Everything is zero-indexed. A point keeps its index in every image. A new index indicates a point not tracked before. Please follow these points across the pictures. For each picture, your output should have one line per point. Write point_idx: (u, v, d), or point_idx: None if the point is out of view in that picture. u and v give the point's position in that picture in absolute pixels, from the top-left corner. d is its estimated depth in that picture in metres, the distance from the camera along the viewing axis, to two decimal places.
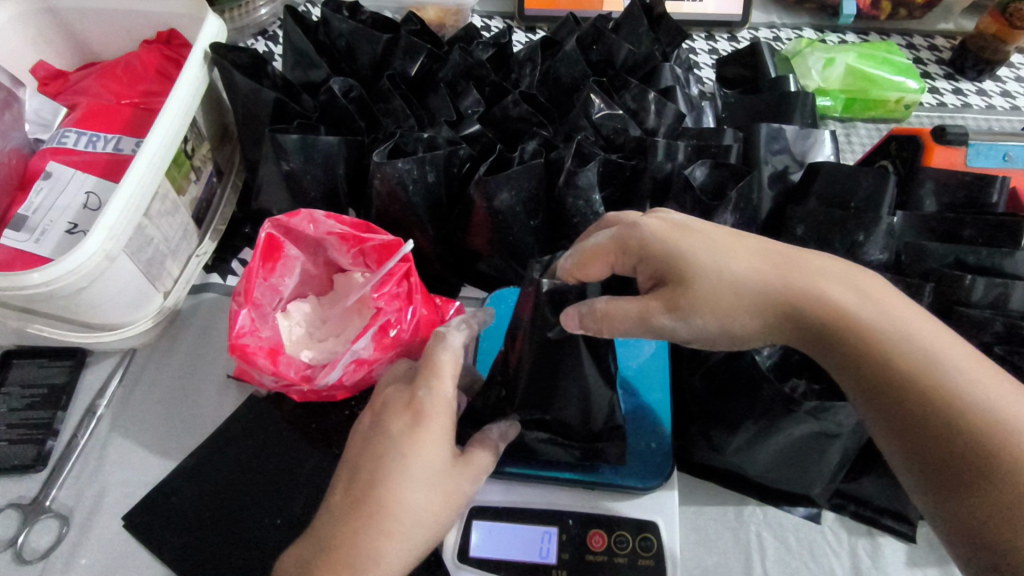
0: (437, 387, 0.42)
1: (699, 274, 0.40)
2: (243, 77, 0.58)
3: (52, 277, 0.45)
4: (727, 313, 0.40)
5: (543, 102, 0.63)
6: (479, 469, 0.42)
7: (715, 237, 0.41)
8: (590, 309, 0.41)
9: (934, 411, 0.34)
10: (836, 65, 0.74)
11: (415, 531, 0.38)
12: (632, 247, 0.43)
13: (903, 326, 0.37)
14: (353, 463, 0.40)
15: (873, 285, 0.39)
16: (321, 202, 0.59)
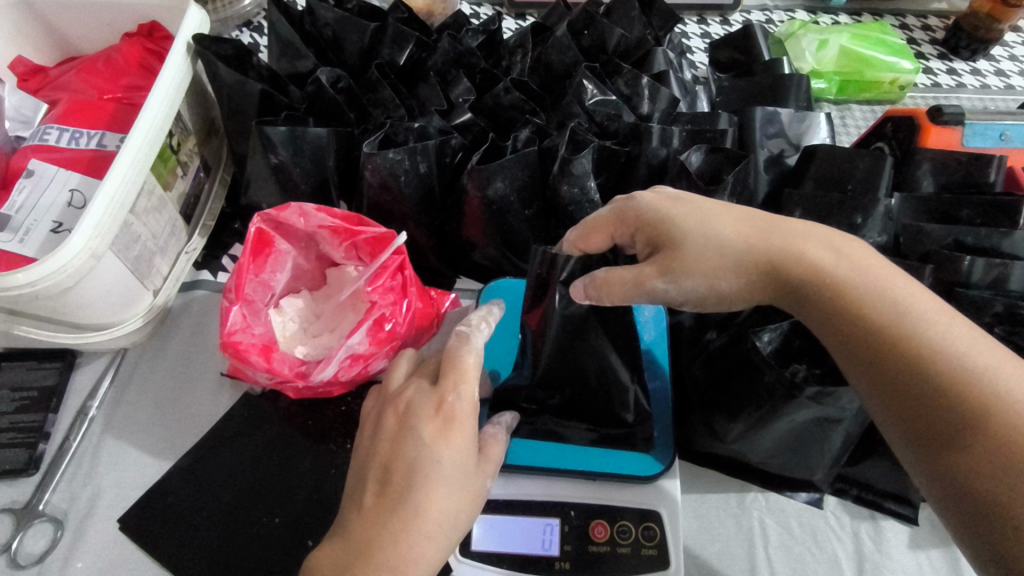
0: (467, 389, 0.41)
1: (686, 238, 0.41)
2: (228, 69, 0.57)
3: (36, 278, 0.44)
4: (711, 274, 0.40)
5: (534, 89, 0.62)
6: (496, 466, 0.42)
7: (702, 204, 0.42)
8: (592, 278, 0.42)
9: (914, 366, 0.34)
10: (829, 46, 0.73)
11: (450, 529, 0.38)
12: (625, 215, 0.44)
13: (879, 282, 0.37)
14: (380, 467, 0.39)
15: (857, 250, 0.40)
16: (312, 196, 0.58)
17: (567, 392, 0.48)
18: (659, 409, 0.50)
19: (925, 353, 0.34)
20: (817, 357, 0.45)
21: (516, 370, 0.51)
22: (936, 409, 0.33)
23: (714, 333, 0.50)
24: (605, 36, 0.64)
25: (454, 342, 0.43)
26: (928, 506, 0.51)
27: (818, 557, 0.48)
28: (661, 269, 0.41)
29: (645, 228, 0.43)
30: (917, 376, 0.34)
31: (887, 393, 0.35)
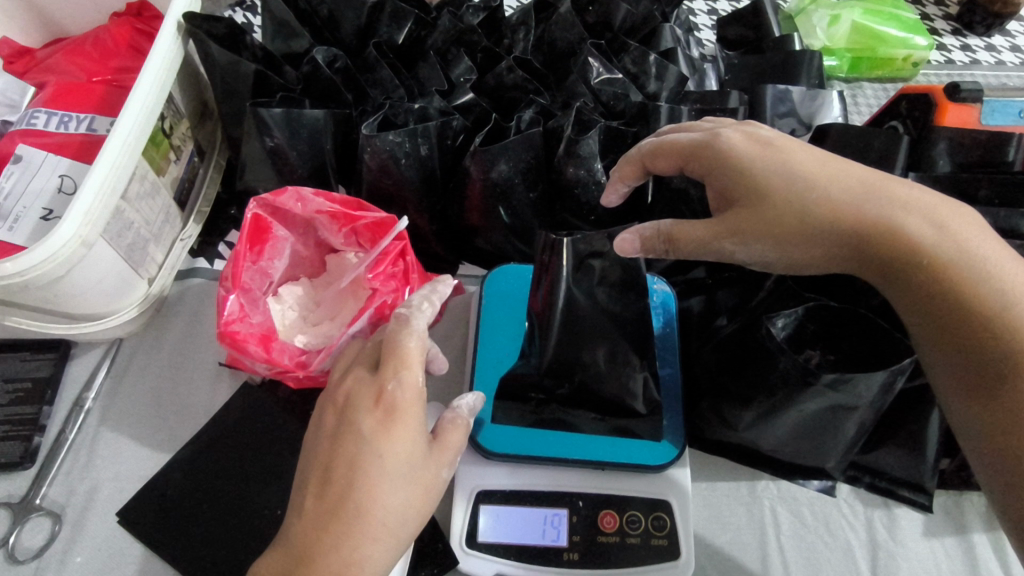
0: (409, 377, 0.39)
1: (774, 192, 0.41)
2: (221, 49, 0.55)
3: (24, 268, 0.42)
4: (793, 233, 0.40)
5: (538, 68, 0.60)
6: (455, 454, 0.40)
7: (795, 161, 0.42)
8: (658, 231, 0.42)
9: (987, 338, 0.36)
10: (841, 21, 0.71)
11: (398, 529, 0.37)
12: (704, 163, 0.44)
13: (967, 250, 0.38)
14: (319, 467, 0.37)
15: (957, 218, 0.39)
16: (310, 180, 0.56)
17: (576, 379, 0.47)
18: (667, 396, 0.49)
19: (997, 327, 0.36)
20: (831, 344, 0.45)
21: (522, 359, 0.49)
22: (991, 379, 0.36)
23: (725, 319, 0.49)
24: (610, 12, 0.62)
25: (394, 328, 0.41)
26: (942, 493, 0.50)
27: (830, 546, 0.47)
28: (739, 224, 0.41)
29: (728, 179, 0.43)
30: (991, 346, 0.36)
31: (950, 355, 0.37)
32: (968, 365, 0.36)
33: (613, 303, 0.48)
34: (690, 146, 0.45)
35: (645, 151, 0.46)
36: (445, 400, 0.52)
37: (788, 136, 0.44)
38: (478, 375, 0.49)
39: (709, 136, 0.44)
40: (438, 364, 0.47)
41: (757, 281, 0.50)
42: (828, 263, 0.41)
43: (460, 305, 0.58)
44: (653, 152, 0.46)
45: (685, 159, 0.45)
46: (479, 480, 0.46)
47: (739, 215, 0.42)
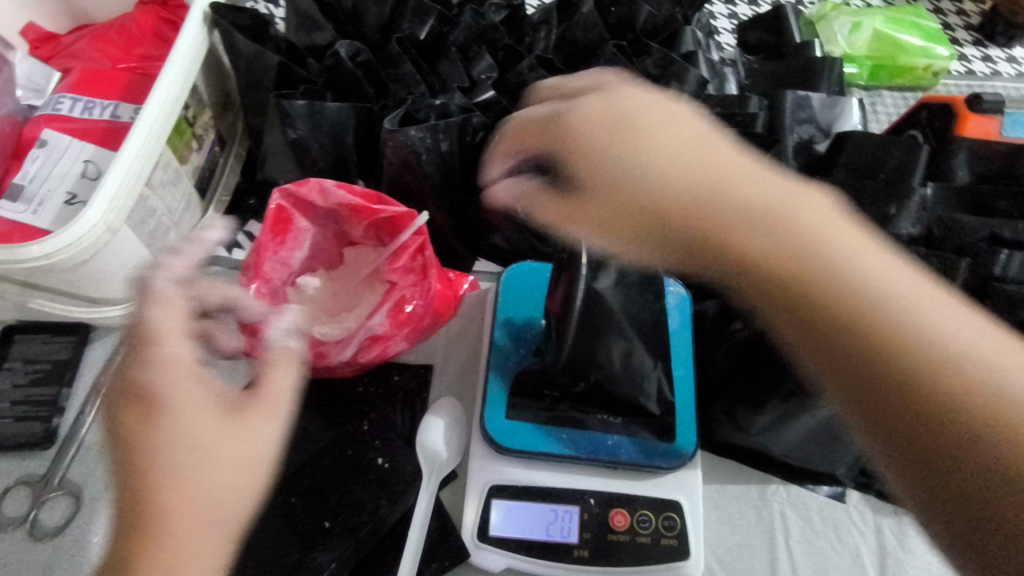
0: (163, 354, 0.40)
1: (640, 171, 0.36)
2: (246, 40, 0.55)
3: (51, 251, 0.43)
4: (613, 210, 0.37)
5: (559, 67, 0.60)
6: (275, 408, 0.43)
7: (642, 120, 0.38)
8: (518, 188, 0.44)
9: (867, 365, 0.29)
10: (862, 29, 0.71)
11: (217, 504, 0.38)
12: (578, 134, 0.39)
13: (842, 253, 0.31)
14: (124, 455, 0.39)
15: (828, 229, 0.32)
16: (330, 172, 0.56)
17: (592, 377, 0.47)
18: (682, 398, 0.49)
19: (933, 367, 0.27)
20: None
21: (538, 356, 0.49)
22: (895, 421, 0.27)
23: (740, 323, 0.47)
24: (632, 14, 0.63)
25: (136, 303, 0.42)
26: None
27: (838, 552, 0.47)
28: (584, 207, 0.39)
29: (578, 146, 0.39)
30: (879, 382, 0.28)
31: (852, 398, 0.29)
32: (886, 416, 0.28)
33: (630, 304, 0.48)
34: (565, 119, 0.41)
35: (546, 131, 0.42)
36: (461, 396, 0.53)
37: (601, 95, 0.41)
38: (491, 377, 0.49)
39: (595, 103, 0.40)
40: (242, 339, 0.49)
41: None
42: (665, 258, 0.36)
43: (475, 300, 0.58)
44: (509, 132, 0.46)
45: (548, 132, 0.42)
46: (491, 475, 0.47)
47: (588, 199, 0.39)
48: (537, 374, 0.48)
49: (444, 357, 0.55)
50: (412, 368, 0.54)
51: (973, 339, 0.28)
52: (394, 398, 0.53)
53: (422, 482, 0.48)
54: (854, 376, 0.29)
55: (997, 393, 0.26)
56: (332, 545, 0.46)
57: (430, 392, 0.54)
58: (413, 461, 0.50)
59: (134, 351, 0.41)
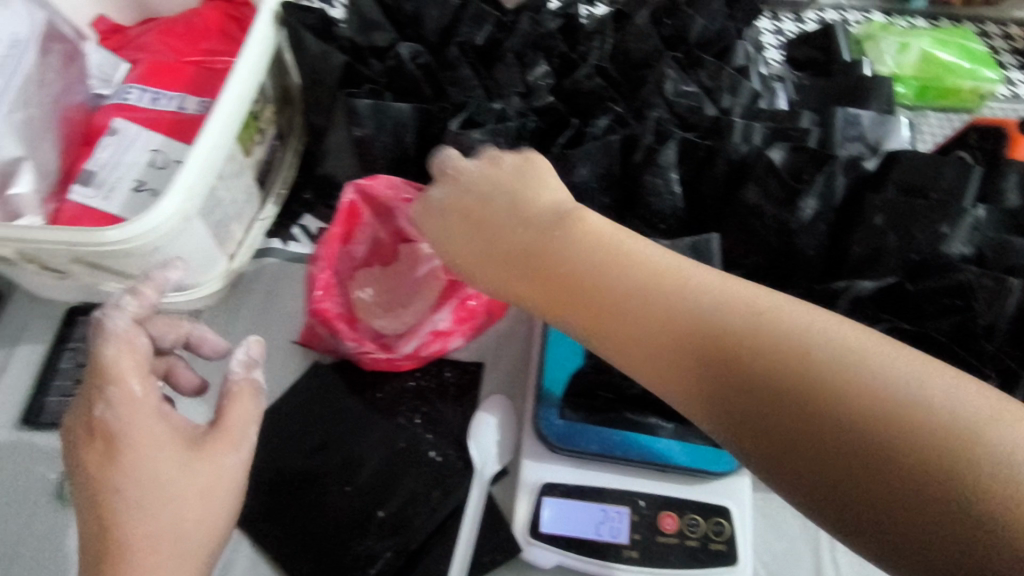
0: (121, 393, 0.39)
1: (511, 245, 0.44)
2: (314, 40, 0.57)
3: (127, 236, 0.44)
4: (505, 253, 0.44)
5: (615, 77, 0.61)
6: (242, 435, 0.42)
7: (526, 214, 0.45)
8: (424, 211, 0.49)
9: (765, 401, 0.33)
10: (911, 50, 0.72)
11: (182, 539, 0.39)
12: (453, 227, 0.47)
13: (674, 290, 0.37)
14: (87, 492, 0.39)
15: (645, 270, 0.39)
16: (390, 170, 0.58)
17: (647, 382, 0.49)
18: None
19: (815, 380, 0.32)
20: None
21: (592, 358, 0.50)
22: (790, 435, 0.32)
23: None
24: (687, 26, 0.63)
25: (92, 342, 0.41)
26: None
27: None
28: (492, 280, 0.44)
29: (461, 237, 0.47)
30: (763, 397, 0.33)
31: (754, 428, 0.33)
32: (807, 445, 0.31)
33: None
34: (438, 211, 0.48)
35: (445, 181, 0.49)
36: (511, 394, 0.54)
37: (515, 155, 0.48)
38: (545, 376, 0.51)
39: (459, 202, 0.47)
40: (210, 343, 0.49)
41: (828, 299, 0.51)
42: (535, 296, 0.42)
43: None
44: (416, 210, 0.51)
45: (432, 225, 0.48)
46: (545, 472, 0.48)
47: (481, 237, 0.46)
48: (593, 376, 0.50)
49: (495, 355, 0.56)
50: (463, 364, 0.55)
51: (875, 353, 0.32)
52: (446, 393, 0.54)
53: (473, 477, 0.49)
54: (743, 416, 0.34)
55: (901, 391, 0.30)
56: (385, 535, 0.47)
57: (480, 389, 0.55)
58: (464, 455, 0.51)
59: (88, 388, 0.40)
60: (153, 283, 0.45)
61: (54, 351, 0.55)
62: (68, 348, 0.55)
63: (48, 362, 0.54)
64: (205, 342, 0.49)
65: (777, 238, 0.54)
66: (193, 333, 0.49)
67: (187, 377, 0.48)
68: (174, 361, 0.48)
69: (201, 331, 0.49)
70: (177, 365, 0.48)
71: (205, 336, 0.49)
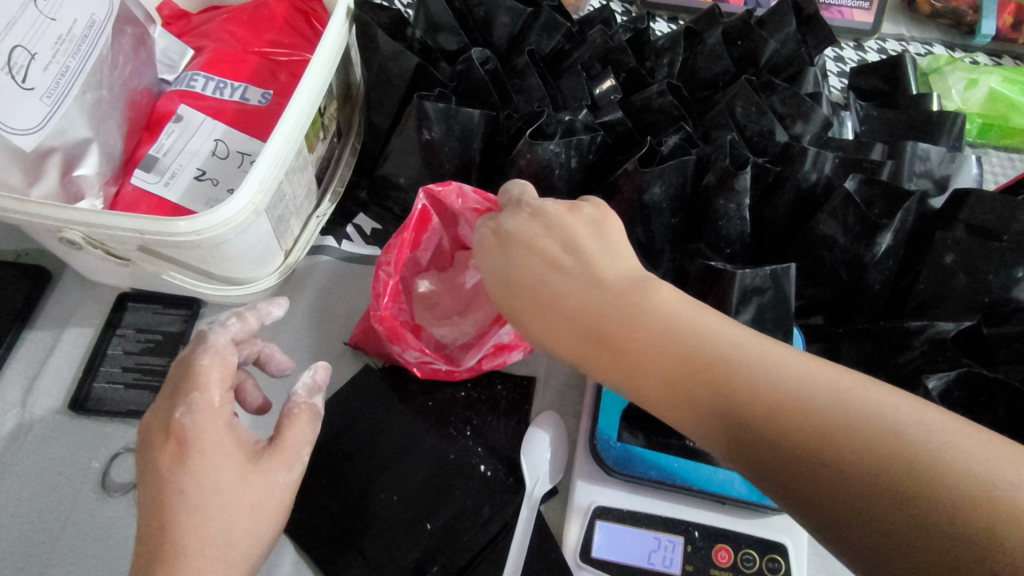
0: (203, 400, 0.39)
1: (558, 288, 0.38)
2: (387, 38, 0.56)
3: (200, 228, 0.44)
4: (547, 288, 0.39)
5: (686, 96, 0.60)
6: (296, 456, 0.42)
7: (582, 253, 0.39)
8: (480, 243, 0.44)
9: (809, 470, 0.28)
10: (978, 86, 0.71)
11: (231, 550, 0.37)
12: (507, 261, 0.41)
13: (722, 345, 0.33)
14: (149, 491, 0.38)
15: (693, 321, 0.34)
16: (453, 175, 0.57)
17: None
18: None
19: (891, 473, 0.26)
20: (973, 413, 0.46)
21: None
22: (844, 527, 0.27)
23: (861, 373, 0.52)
24: (758, 49, 0.62)
25: (190, 351, 0.41)
26: None
27: None
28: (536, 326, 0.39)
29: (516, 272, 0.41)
30: (834, 488, 0.27)
31: (815, 518, 0.28)
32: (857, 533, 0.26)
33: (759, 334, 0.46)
34: (496, 242, 0.42)
35: (517, 211, 0.43)
36: (561, 411, 0.53)
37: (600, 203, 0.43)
38: (603, 398, 0.49)
39: (519, 235, 0.41)
40: (276, 364, 0.49)
41: (900, 337, 0.50)
42: (570, 337, 0.38)
43: None
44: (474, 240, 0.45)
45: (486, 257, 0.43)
46: (599, 495, 0.47)
47: (525, 270, 0.40)
48: None
49: (547, 371, 0.55)
50: (515, 378, 0.55)
51: (986, 454, 0.26)
52: (498, 406, 0.53)
53: (524, 494, 0.48)
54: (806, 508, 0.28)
55: (1003, 498, 0.24)
56: (432, 550, 0.46)
57: (532, 404, 0.54)
58: (515, 471, 0.50)
59: (170, 392, 0.40)
60: (257, 313, 0.46)
61: (102, 336, 0.54)
62: (116, 334, 0.54)
63: (96, 347, 0.53)
64: (272, 361, 0.49)
65: (846, 271, 0.53)
66: (262, 351, 0.49)
67: (252, 396, 0.47)
68: (245, 377, 0.47)
69: (270, 350, 0.49)
70: (247, 383, 0.47)
71: (273, 355, 0.49)
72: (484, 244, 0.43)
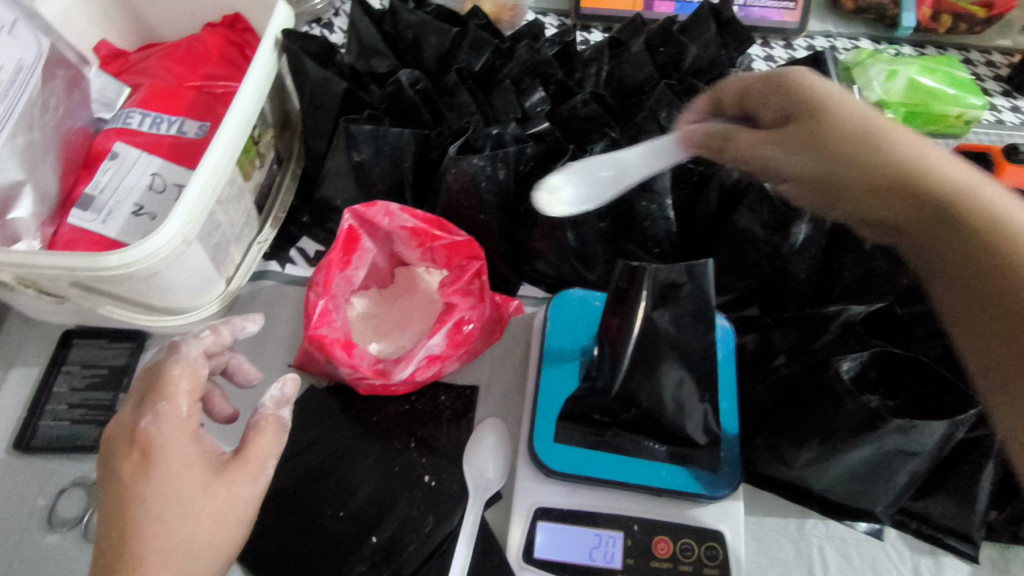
0: (170, 409, 0.40)
1: (845, 125, 0.43)
2: (315, 66, 0.57)
3: (130, 261, 0.44)
4: (827, 117, 0.44)
5: (610, 103, 0.62)
6: (261, 469, 0.42)
7: (867, 111, 0.44)
8: (777, 78, 0.47)
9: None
10: (898, 77, 0.74)
11: (191, 558, 0.38)
12: (832, 105, 0.44)
13: (970, 188, 0.38)
14: (108, 503, 0.39)
15: (946, 167, 0.40)
16: (387, 195, 0.58)
17: (643, 405, 0.47)
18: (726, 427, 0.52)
19: None
20: (891, 390, 0.46)
21: (588, 382, 0.49)
22: None
23: (784, 360, 0.51)
24: (680, 54, 0.65)
25: (161, 361, 0.43)
26: (987, 544, 0.51)
27: None
28: (797, 134, 0.45)
29: (824, 114, 0.44)
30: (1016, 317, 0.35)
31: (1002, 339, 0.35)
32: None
33: (680, 332, 0.46)
34: (825, 92, 0.45)
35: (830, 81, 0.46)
36: (505, 418, 0.55)
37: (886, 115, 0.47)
38: (540, 402, 0.51)
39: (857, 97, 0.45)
40: (245, 376, 0.50)
41: (820, 323, 0.50)
42: (814, 155, 0.44)
43: (521, 325, 0.60)
44: (722, 96, 0.52)
45: (776, 97, 0.47)
46: (538, 497, 0.48)
47: (824, 105, 0.44)
48: (584, 400, 0.49)
49: (489, 380, 0.57)
50: (458, 388, 0.56)
51: None
52: (441, 416, 0.54)
53: (468, 500, 0.50)
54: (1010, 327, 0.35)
55: None
56: (379, 561, 0.47)
57: (475, 412, 0.55)
58: (459, 479, 0.51)
59: (136, 402, 0.41)
60: (231, 327, 0.47)
61: (48, 374, 0.55)
62: (61, 372, 0.55)
63: (41, 385, 0.54)
64: (239, 372, 0.50)
65: (768, 262, 0.55)
66: (230, 362, 0.50)
67: (221, 406, 0.48)
68: (212, 388, 0.48)
69: (239, 360, 0.50)
70: (215, 393, 0.48)
71: (241, 365, 0.50)
72: (780, 85, 0.47)
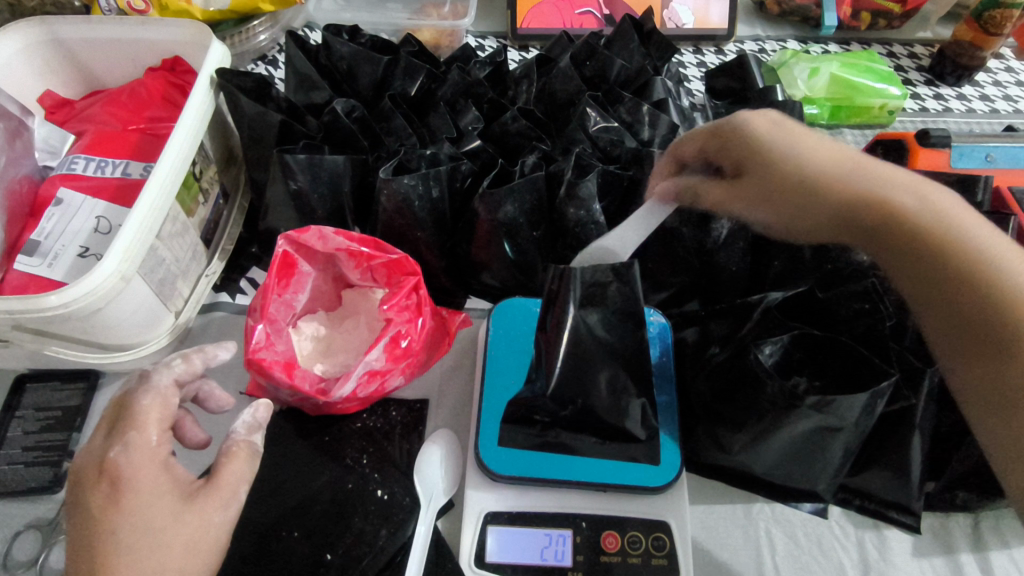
0: (140, 438, 0.41)
1: (792, 180, 0.45)
2: (249, 102, 0.59)
3: (69, 300, 0.46)
4: (771, 175, 0.46)
5: (540, 116, 0.64)
6: (232, 494, 0.43)
7: (811, 157, 0.45)
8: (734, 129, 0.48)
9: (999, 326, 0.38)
10: (820, 74, 0.77)
11: None
12: (776, 151, 0.46)
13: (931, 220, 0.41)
14: (78, 535, 0.39)
15: (900, 201, 0.42)
16: (329, 220, 0.60)
17: (579, 403, 0.49)
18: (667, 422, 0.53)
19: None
20: (817, 369, 0.48)
21: (528, 383, 0.50)
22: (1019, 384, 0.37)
23: (717, 348, 0.51)
24: (606, 66, 0.68)
25: (132, 391, 0.44)
26: (928, 514, 0.53)
27: (823, 565, 0.50)
28: (733, 197, 0.49)
29: (768, 167, 0.46)
30: (991, 337, 0.38)
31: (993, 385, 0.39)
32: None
33: (610, 334, 0.48)
34: (778, 152, 0.46)
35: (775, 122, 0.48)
36: (455, 427, 0.56)
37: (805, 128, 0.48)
38: (485, 408, 0.52)
39: (803, 133, 0.46)
40: (217, 401, 0.51)
41: (745, 311, 0.51)
42: (761, 213, 0.49)
43: (468, 337, 0.62)
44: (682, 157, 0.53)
45: (737, 147, 0.48)
46: (486, 502, 0.49)
47: (754, 171, 0.47)
48: (522, 402, 0.50)
49: (439, 393, 0.58)
50: (408, 403, 0.57)
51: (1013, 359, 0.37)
52: (392, 431, 0.55)
53: (420, 512, 0.50)
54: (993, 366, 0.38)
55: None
56: None
57: (426, 425, 0.56)
58: (411, 491, 0.52)
59: (105, 433, 0.42)
60: (203, 354, 0.48)
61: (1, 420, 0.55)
62: (14, 417, 0.55)
63: None
64: (211, 399, 0.51)
65: (696, 257, 0.58)
66: (200, 390, 0.50)
67: (192, 432, 0.48)
68: (183, 414, 0.49)
69: (209, 388, 0.51)
70: (187, 419, 0.49)
71: (212, 393, 0.51)
72: (732, 135, 0.49)
